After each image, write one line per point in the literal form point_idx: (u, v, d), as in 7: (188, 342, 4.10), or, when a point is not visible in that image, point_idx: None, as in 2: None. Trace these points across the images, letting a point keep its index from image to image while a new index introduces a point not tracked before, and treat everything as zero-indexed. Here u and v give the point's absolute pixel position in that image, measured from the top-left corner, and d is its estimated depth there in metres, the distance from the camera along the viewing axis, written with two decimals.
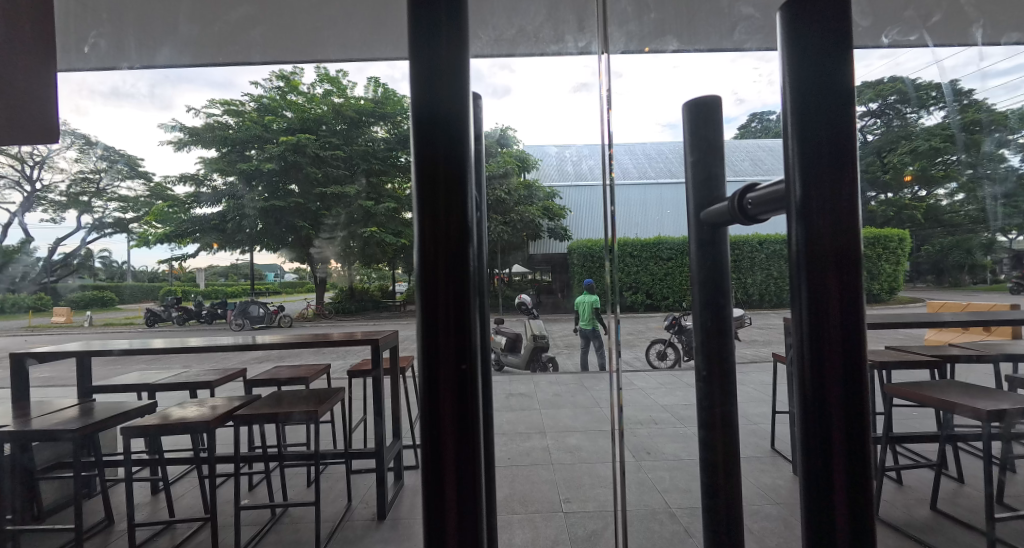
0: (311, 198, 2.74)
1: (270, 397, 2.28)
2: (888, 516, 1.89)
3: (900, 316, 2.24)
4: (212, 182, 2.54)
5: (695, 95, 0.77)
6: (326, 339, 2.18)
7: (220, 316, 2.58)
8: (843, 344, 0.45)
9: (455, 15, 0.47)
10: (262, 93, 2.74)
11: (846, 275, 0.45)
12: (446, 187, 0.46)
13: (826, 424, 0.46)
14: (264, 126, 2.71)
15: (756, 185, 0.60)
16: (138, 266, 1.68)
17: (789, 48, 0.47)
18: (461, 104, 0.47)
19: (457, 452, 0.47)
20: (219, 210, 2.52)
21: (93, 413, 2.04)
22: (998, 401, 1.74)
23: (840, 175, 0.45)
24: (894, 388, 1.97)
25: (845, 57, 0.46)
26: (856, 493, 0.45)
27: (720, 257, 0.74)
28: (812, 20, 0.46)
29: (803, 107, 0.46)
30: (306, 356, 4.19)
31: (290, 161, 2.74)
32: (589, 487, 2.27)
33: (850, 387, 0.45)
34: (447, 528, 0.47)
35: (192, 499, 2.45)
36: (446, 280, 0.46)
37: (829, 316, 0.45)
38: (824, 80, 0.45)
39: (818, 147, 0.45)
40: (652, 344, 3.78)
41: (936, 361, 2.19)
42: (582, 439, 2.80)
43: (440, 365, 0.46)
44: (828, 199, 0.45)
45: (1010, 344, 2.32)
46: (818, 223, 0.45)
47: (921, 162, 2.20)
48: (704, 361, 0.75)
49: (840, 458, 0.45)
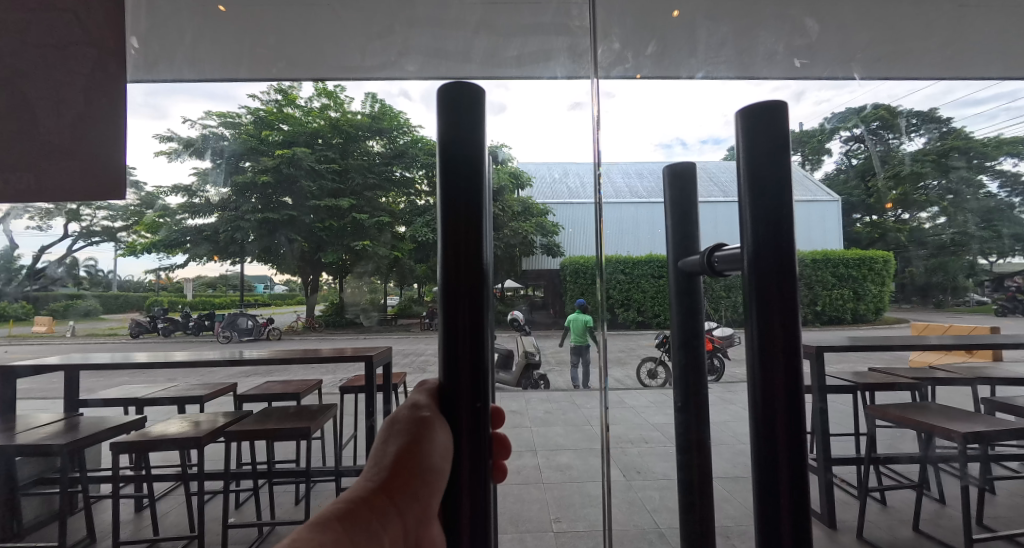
0: (306, 210, 2.89)
1: (260, 414, 2.30)
2: (871, 537, 1.94)
3: (886, 339, 2.30)
4: (203, 194, 2.68)
5: (669, 166, 0.98)
6: (317, 355, 2.17)
7: (207, 328, 2.76)
8: (783, 344, 0.70)
9: (473, 95, 0.61)
10: (258, 106, 3.10)
11: (786, 296, 0.70)
12: (464, 214, 0.59)
13: (775, 399, 0.70)
14: (260, 138, 3.01)
15: (722, 247, 0.82)
16: (125, 276, 1.86)
17: (744, 140, 0.73)
18: (481, 151, 0.61)
19: (473, 459, 0.60)
20: (212, 222, 2.74)
21: (78, 430, 2.07)
22: (975, 424, 1.80)
23: (781, 230, 0.71)
24: (879, 410, 2.01)
25: (782, 146, 0.71)
26: (793, 443, 0.70)
27: (696, 301, 0.95)
28: (758, 122, 0.72)
29: (755, 180, 0.72)
30: (296, 370, 4.15)
31: (287, 174, 3.04)
32: (578, 506, 2.29)
33: (790, 371, 0.70)
34: (461, 504, 0.60)
35: (178, 516, 2.44)
36: (466, 293, 0.58)
37: (773, 323, 0.70)
38: (767, 164, 0.71)
39: (765, 210, 0.71)
40: (643, 362, 3.80)
41: (915, 383, 2.24)
42: (574, 458, 2.82)
43: (459, 392, 0.60)
44: (770, 246, 0.71)
45: (989, 368, 2.40)
46: (770, 265, 0.71)
47: (906, 187, 2.37)
48: (683, 396, 0.95)
49: (782, 421, 0.70)
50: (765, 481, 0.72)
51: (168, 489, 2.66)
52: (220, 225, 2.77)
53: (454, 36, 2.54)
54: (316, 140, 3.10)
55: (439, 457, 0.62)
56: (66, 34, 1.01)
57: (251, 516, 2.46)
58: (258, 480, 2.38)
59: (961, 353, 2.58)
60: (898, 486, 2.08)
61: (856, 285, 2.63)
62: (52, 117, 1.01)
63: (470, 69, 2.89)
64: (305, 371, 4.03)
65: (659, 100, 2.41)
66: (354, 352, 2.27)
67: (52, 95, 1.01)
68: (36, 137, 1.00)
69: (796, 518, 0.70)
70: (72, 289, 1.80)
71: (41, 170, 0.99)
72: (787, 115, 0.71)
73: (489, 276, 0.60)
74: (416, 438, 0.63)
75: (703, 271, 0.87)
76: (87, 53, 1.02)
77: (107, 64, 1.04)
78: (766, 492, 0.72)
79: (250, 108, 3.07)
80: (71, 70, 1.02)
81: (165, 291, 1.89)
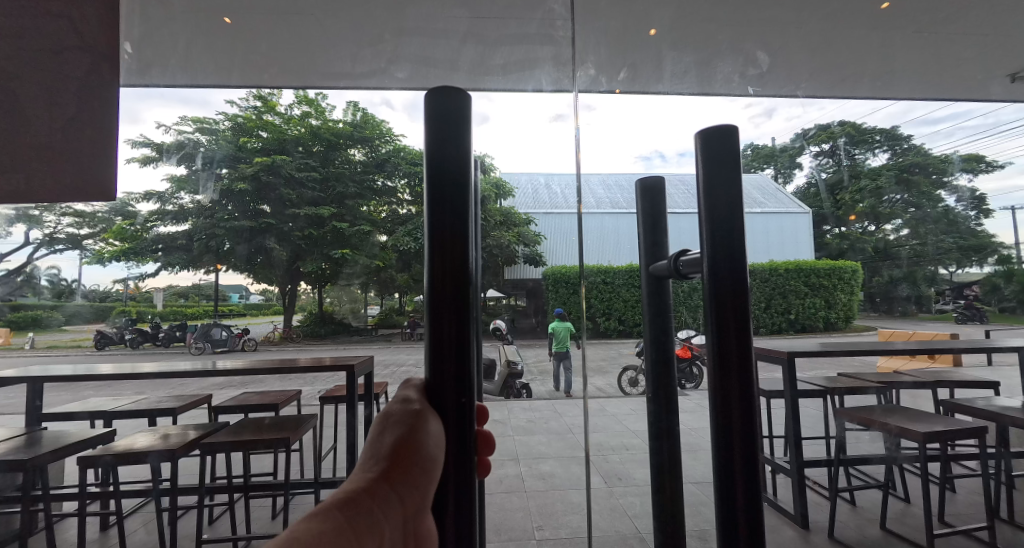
0: (283, 218, 2.64)
1: (240, 425, 2.28)
2: (842, 536, 2.01)
3: (854, 344, 2.39)
4: (179, 201, 2.34)
5: (641, 176, 1.05)
6: (295, 365, 2.15)
7: (177, 339, 2.61)
8: (737, 344, 0.78)
9: (461, 107, 0.66)
10: (237, 112, 2.78)
11: (739, 298, 0.78)
12: (451, 222, 0.63)
13: (729, 392, 0.78)
14: (239, 145, 2.66)
15: (686, 251, 0.89)
16: (90, 284, 1.95)
17: (702, 156, 0.81)
18: (468, 163, 0.65)
19: (460, 450, 0.64)
20: (185, 230, 2.38)
21: (40, 443, 2.08)
22: (933, 424, 1.90)
23: (734, 238, 0.79)
24: (847, 412, 2.11)
25: (734, 162, 0.79)
26: (746, 433, 0.77)
27: (664, 304, 1.02)
28: (714, 141, 0.80)
29: (711, 192, 0.80)
30: (272, 382, 4.08)
31: (263, 181, 2.73)
32: (560, 514, 2.32)
33: (744, 369, 0.78)
34: (447, 493, 0.64)
35: (151, 533, 2.38)
36: (451, 298, 0.63)
37: (728, 324, 0.78)
38: (721, 179, 0.79)
39: (719, 221, 0.79)
40: (624, 370, 3.85)
41: (880, 387, 2.35)
42: (556, 466, 2.84)
43: (446, 390, 0.65)
44: (726, 253, 0.79)
45: (950, 372, 2.51)
46: (725, 271, 0.79)
47: (871, 200, 2.54)
48: (654, 391, 1.04)
49: (738, 414, 0.78)
50: (724, 467, 0.79)
51: (139, 505, 2.59)
52: (195, 232, 2.41)
53: (439, 42, 2.59)
54: (297, 146, 2.88)
55: (433, 447, 0.64)
56: (64, 31, 0.99)
57: (226, 531, 2.41)
58: (234, 494, 2.33)
59: (925, 357, 2.68)
60: (866, 487, 2.16)
61: (827, 295, 2.70)
62: (43, 117, 0.99)
63: (457, 77, 2.96)
64: (283, 382, 3.96)
65: (637, 116, 2.63)
66: (333, 361, 2.25)
67: (45, 96, 0.99)
68: (26, 136, 0.98)
69: (748, 500, 0.78)
70: (39, 300, 1.92)
71: (29, 172, 0.97)
72: (737, 134, 0.79)
73: (475, 282, 0.65)
74: (410, 429, 0.64)
75: (671, 276, 0.96)
76: (83, 50, 1.00)
77: (103, 61, 1.01)
78: (725, 482, 0.80)
79: (229, 114, 2.74)
80: (67, 67, 1.00)
81: (134, 299, 1.96)
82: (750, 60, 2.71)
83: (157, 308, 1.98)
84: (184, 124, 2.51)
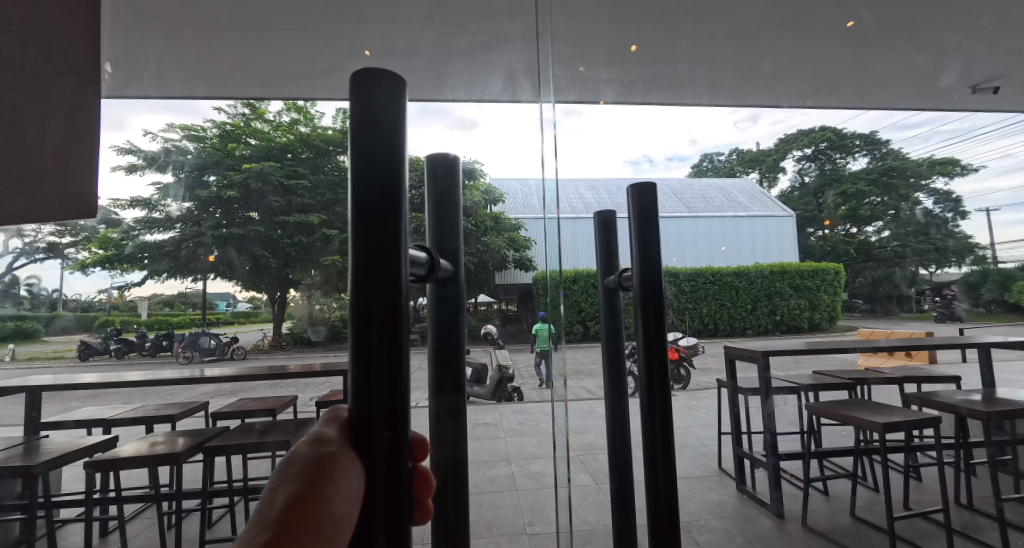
0: (274, 226, 2.76)
1: (241, 428, 2.37)
2: (815, 524, 2.16)
3: (827, 343, 2.53)
4: (165, 208, 2.70)
5: (599, 210, 1.49)
6: (286, 371, 2.23)
7: (165, 347, 2.75)
8: (653, 331, 1.13)
9: (392, 119, 0.70)
10: (225, 119, 3.02)
11: (655, 297, 1.13)
12: (382, 232, 0.68)
13: (648, 363, 1.13)
14: (227, 152, 2.94)
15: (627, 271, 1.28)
16: (72, 294, 2.21)
17: (631, 198, 1.18)
18: (396, 161, 0.69)
19: (387, 488, 0.68)
20: (171, 237, 2.70)
21: (43, 450, 2.16)
22: (894, 416, 2.03)
23: (653, 256, 1.15)
24: (820, 408, 2.21)
25: (652, 201, 1.16)
26: (663, 391, 1.12)
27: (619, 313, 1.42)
28: (639, 189, 1.17)
29: (638, 224, 1.17)
30: (264, 389, 4.13)
31: (255, 188, 2.87)
32: (550, 510, 2.46)
33: (658, 348, 1.12)
34: (375, 521, 0.68)
35: (157, 537, 2.47)
36: (380, 304, 0.68)
37: (650, 317, 1.13)
38: (643, 215, 1.16)
39: (646, 245, 1.16)
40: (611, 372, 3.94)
41: (850, 383, 2.50)
42: (545, 465, 2.96)
43: (368, 432, 0.68)
44: (647, 268, 1.14)
45: (917, 368, 2.66)
46: (646, 280, 1.15)
47: (851, 203, 2.67)
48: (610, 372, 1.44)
49: (655, 378, 1.13)
50: (650, 416, 1.14)
51: (141, 510, 2.67)
52: (180, 240, 2.74)
53: (405, 41, 2.67)
54: (285, 154, 2.93)
55: (343, 495, 0.69)
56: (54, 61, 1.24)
57: (227, 532, 2.49)
58: (237, 495, 2.43)
59: (904, 356, 2.74)
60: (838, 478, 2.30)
61: (811, 296, 2.72)
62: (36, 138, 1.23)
63: (437, 84, 3.07)
64: (276, 389, 4.02)
65: (616, 128, 2.85)
66: (325, 366, 2.33)
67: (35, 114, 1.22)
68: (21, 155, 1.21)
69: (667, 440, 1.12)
70: (13, 311, 2.15)
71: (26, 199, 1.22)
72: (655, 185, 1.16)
73: (405, 285, 0.70)
74: (316, 477, 0.70)
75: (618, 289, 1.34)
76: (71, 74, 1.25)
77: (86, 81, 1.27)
78: (651, 426, 1.14)
79: (217, 121, 3.01)
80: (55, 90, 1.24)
81: (117, 308, 2.33)
82: (717, 66, 2.86)
83: (139, 316, 2.42)
84: (173, 132, 2.82)
